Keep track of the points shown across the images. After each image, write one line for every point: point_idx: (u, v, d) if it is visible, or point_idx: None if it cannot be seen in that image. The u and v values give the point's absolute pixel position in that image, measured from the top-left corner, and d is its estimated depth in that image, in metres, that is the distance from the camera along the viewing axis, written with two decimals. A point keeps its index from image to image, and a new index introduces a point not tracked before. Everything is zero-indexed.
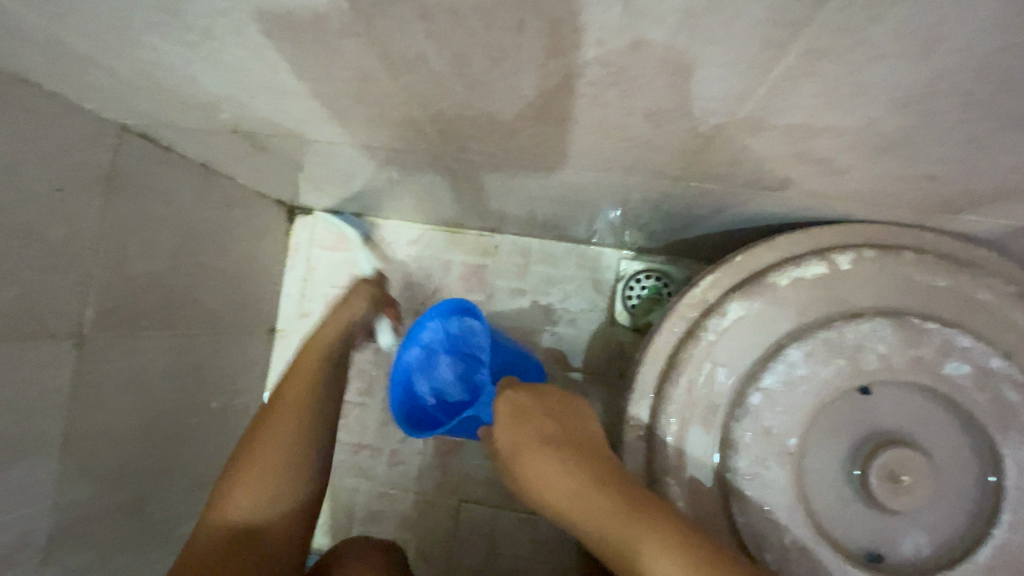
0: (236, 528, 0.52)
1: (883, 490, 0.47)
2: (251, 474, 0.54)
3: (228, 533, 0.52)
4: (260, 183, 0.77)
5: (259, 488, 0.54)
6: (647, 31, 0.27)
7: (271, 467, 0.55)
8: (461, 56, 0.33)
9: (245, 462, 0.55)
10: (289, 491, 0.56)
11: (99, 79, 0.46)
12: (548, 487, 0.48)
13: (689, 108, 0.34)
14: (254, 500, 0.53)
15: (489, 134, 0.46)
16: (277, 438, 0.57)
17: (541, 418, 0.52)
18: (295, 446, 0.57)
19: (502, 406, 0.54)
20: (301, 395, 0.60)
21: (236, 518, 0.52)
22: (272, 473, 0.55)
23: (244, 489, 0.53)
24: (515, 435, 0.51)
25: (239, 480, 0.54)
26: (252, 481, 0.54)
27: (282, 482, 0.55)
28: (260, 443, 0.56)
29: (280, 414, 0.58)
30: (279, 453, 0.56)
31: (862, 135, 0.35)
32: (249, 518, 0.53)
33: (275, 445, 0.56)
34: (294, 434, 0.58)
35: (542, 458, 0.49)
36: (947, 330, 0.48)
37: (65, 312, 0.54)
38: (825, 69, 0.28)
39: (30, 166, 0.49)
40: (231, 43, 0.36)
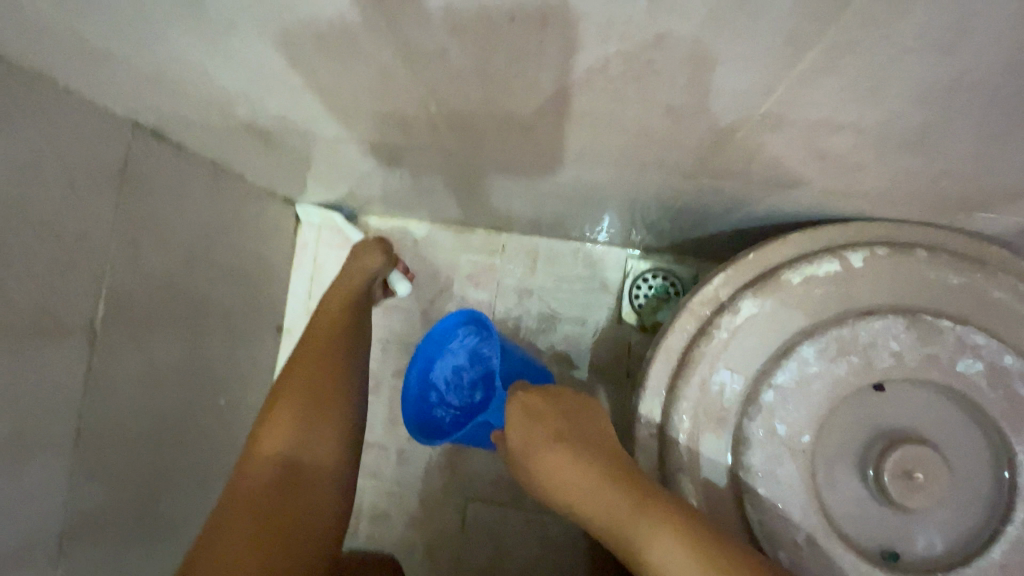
0: (280, 461, 0.54)
1: (897, 488, 0.47)
2: (287, 412, 0.57)
3: (270, 467, 0.54)
4: (269, 181, 0.78)
5: (295, 423, 0.56)
6: (674, 26, 0.27)
7: (306, 405, 0.58)
8: (483, 51, 0.33)
9: (279, 404, 0.58)
10: (326, 430, 0.58)
11: (116, 75, 0.46)
12: (560, 486, 0.48)
13: (709, 104, 0.34)
14: (293, 434, 0.56)
15: (504, 130, 0.46)
16: (305, 381, 0.59)
17: (553, 418, 0.52)
18: (325, 387, 0.60)
19: (515, 406, 0.53)
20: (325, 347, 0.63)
21: (277, 452, 0.55)
22: (306, 412, 0.57)
23: (279, 427, 0.56)
24: (528, 436, 0.52)
25: (275, 418, 0.56)
26: (288, 419, 0.56)
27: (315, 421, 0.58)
28: (291, 387, 0.59)
29: (307, 362, 0.61)
30: (312, 395, 0.59)
31: (881, 132, 0.35)
32: (291, 450, 0.55)
33: (305, 386, 0.59)
34: (323, 377, 0.60)
35: (556, 459, 0.49)
36: (961, 327, 0.48)
37: (78, 308, 0.54)
38: (848, 65, 0.29)
39: (44, 162, 0.49)
40: (252, 38, 0.36)
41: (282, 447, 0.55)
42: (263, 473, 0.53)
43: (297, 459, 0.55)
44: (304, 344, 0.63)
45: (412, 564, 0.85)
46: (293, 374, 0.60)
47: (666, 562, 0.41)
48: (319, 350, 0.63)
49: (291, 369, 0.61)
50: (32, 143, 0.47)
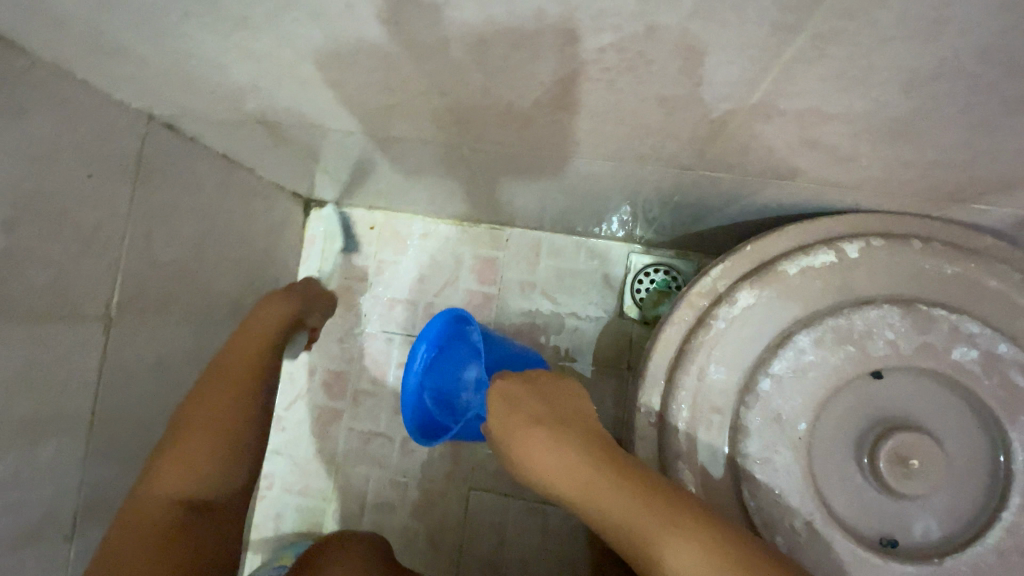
0: (177, 500, 0.50)
1: (892, 474, 0.49)
2: (193, 443, 0.53)
3: (167, 505, 0.50)
4: (278, 175, 0.79)
5: (200, 456, 0.53)
6: (663, 16, 0.28)
7: (213, 437, 0.54)
8: (481, 42, 0.34)
9: (183, 436, 0.53)
10: (229, 463, 0.55)
11: (132, 69, 0.48)
12: (543, 465, 0.49)
13: (701, 94, 0.35)
14: (196, 470, 0.52)
15: (504, 122, 0.47)
16: (213, 414, 0.55)
17: (532, 401, 0.54)
18: (233, 418, 0.56)
19: (495, 392, 0.54)
20: (241, 375, 0.59)
21: (176, 488, 0.51)
22: (210, 446, 0.54)
23: (179, 460, 0.52)
24: (507, 422, 0.53)
25: (177, 451, 0.52)
26: (192, 452, 0.53)
27: (221, 454, 0.54)
28: (199, 416, 0.55)
29: (215, 391, 0.57)
30: (218, 427, 0.55)
31: (870, 122, 0.36)
32: (190, 487, 0.51)
33: (211, 419, 0.55)
34: (231, 409, 0.56)
35: (535, 443, 0.50)
36: (956, 316, 0.49)
37: (94, 295, 0.56)
38: (832, 54, 0.30)
39: (63, 153, 0.51)
40: (261, 32, 0.38)
41: (180, 486, 0.51)
42: (158, 510, 0.49)
43: (195, 497, 0.52)
44: (215, 371, 0.59)
45: (416, 552, 0.87)
46: (203, 401, 0.56)
47: (647, 528, 0.43)
48: (228, 378, 0.59)
49: (197, 398, 0.56)
50: (50, 135, 0.49)
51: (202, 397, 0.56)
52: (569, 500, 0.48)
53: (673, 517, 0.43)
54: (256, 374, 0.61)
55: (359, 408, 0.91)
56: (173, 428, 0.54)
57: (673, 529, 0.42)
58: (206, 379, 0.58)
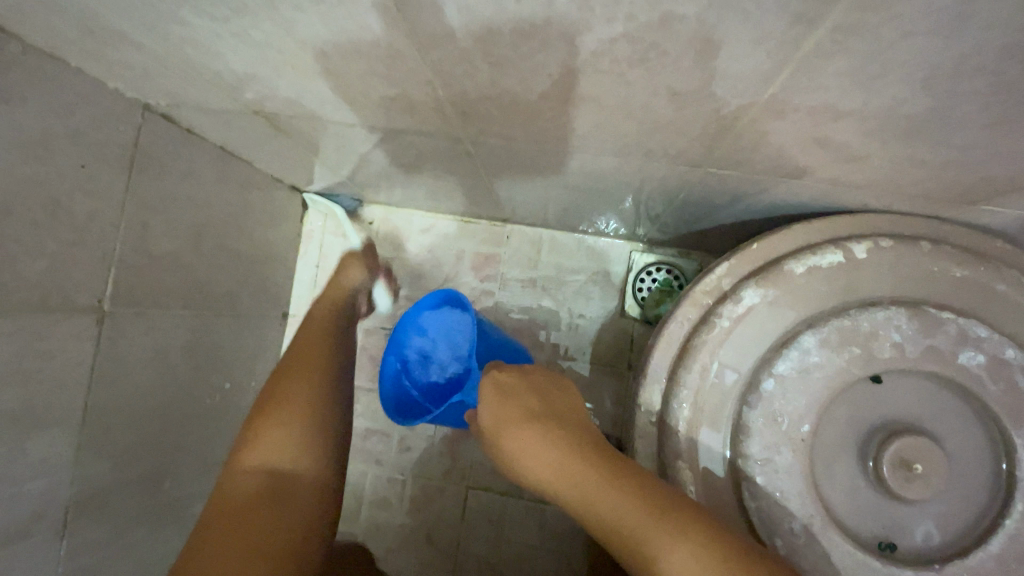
0: (268, 470, 0.57)
1: (895, 479, 0.48)
2: (277, 422, 0.61)
3: (259, 475, 0.57)
4: (276, 167, 0.78)
5: (287, 431, 0.60)
6: (677, 6, 0.27)
7: (294, 417, 0.62)
8: (489, 31, 0.33)
9: (267, 419, 0.61)
10: (312, 440, 0.62)
11: (126, 55, 0.46)
12: (535, 451, 0.50)
13: (712, 88, 0.34)
14: (284, 445, 0.59)
15: (510, 115, 0.46)
16: (293, 399, 0.64)
17: (527, 393, 0.54)
18: (312, 404, 0.65)
19: (488, 384, 0.55)
20: (308, 372, 0.69)
21: (267, 459, 0.58)
22: (292, 426, 0.61)
23: (266, 444, 0.59)
24: (500, 412, 0.53)
25: (267, 429, 0.60)
26: (279, 429, 0.60)
27: (303, 432, 0.61)
28: (280, 402, 0.63)
29: (292, 383, 0.66)
30: (297, 410, 0.63)
31: (884, 119, 0.35)
32: (279, 459, 0.58)
33: (292, 403, 0.63)
34: (308, 397, 0.65)
35: (527, 434, 0.50)
36: (963, 319, 0.48)
37: (87, 287, 0.55)
38: (850, 48, 0.29)
39: (56, 142, 0.50)
40: (261, 18, 0.36)
41: (272, 457, 0.58)
42: (251, 480, 0.56)
43: (286, 466, 0.58)
44: (290, 368, 0.69)
45: (413, 549, 0.86)
46: (280, 392, 0.64)
47: (638, 519, 0.43)
48: (301, 374, 0.68)
49: (275, 391, 0.65)
50: (42, 122, 0.48)
51: (279, 390, 0.65)
52: (558, 488, 0.48)
53: (664, 509, 0.43)
54: (322, 372, 0.70)
55: (356, 404, 0.90)
56: (256, 415, 0.62)
57: (668, 524, 0.42)
58: (282, 376, 0.67)
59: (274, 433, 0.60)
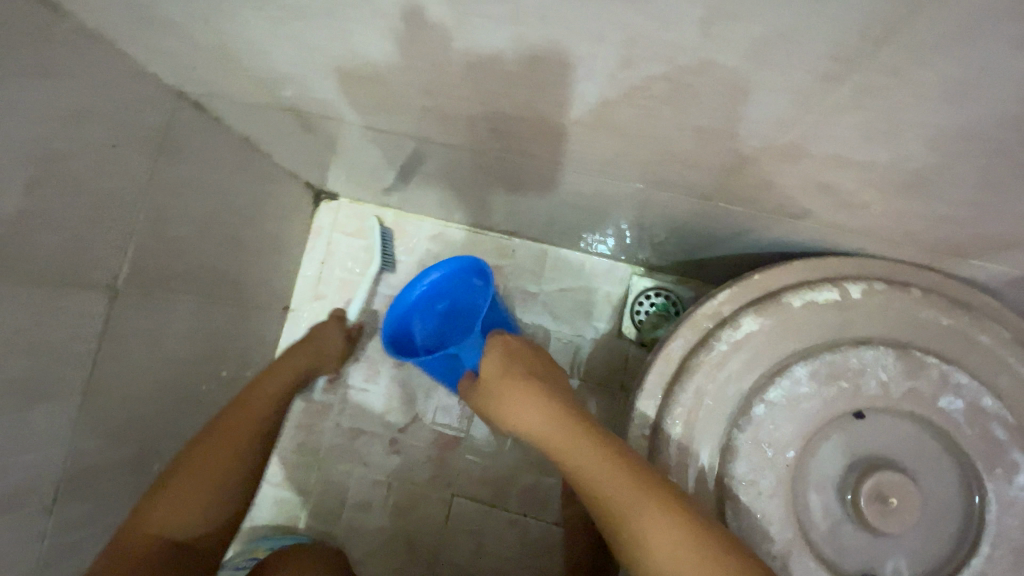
0: (157, 536, 0.52)
1: (872, 512, 0.50)
2: (188, 482, 0.56)
3: (151, 539, 0.52)
4: (294, 162, 0.80)
5: (195, 494, 0.55)
6: (718, 53, 0.30)
7: (208, 477, 0.57)
8: (535, 57, 0.35)
9: (187, 471, 0.56)
10: (211, 509, 0.56)
11: (174, 43, 0.48)
12: (522, 403, 0.58)
13: (736, 129, 0.37)
14: (187, 509, 0.55)
15: (539, 135, 0.48)
16: (219, 454, 0.59)
17: (527, 357, 0.64)
18: (229, 466, 0.59)
19: (496, 345, 0.65)
20: (248, 423, 0.63)
21: (159, 525, 0.53)
22: (202, 483, 0.56)
23: (171, 500, 0.54)
24: (501, 363, 0.63)
25: (179, 483, 0.56)
26: (186, 490, 0.55)
27: (214, 499, 0.57)
28: (203, 456, 0.58)
29: (224, 437, 0.60)
30: (215, 470, 0.58)
31: (890, 172, 0.38)
32: (172, 525, 0.54)
33: (216, 460, 0.58)
34: (231, 458, 0.59)
35: (517, 379, 0.60)
36: (946, 365, 0.51)
37: (103, 264, 0.56)
38: (868, 106, 0.31)
39: (92, 120, 0.51)
40: (319, 23, 0.38)
41: (168, 522, 0.53)
42: (140, 542, 0.52)
43: (181, 536, 0.54)
44: (229, 416, 0.63)
45: (392, 554, 0.86)
46: (209, 443, 0.59)
47: (596, 463, 0.49)
48: (238, 426, 0.62)
49: (208, 438, 0.60)
50: (81, 100, 0.49)
51: (212, 438, 0.60)
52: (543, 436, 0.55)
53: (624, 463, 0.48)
54: (261, 425, 0.64)
55: (348, 403, 0.90)
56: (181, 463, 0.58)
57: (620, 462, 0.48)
58: (221, 421, 0.62)
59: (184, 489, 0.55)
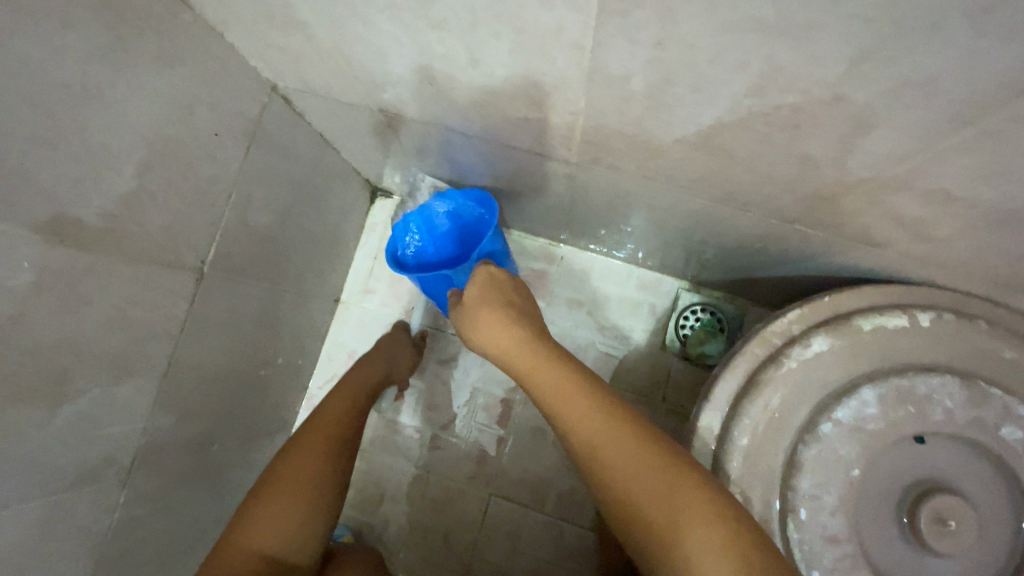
0: (256, 553, 0.53)
1: (928, 532, 0.52)
2: (278, 498, 0.57)
3: (250, 555, 0.53)
4: (362, 159, 0.82)
5: (286, 510, 0.56)
6: (854, 89, 0.32)
7: (295, 494, 0.58)
8: (663, 81, 0.37)
9: (271, 489, 0.58)
10: (303, 525, 0.57)
11: (289, 41, 0.50)
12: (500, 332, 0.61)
13: (846, 159, 0.39)
14: (281, 525, 0.55)
15: (635, 151, 0.50)
16: (299, 472, 0.60)
17: (510, 293, 0.66)
18: (311, 484, 0.60)
19: (480, 274, 0.67)
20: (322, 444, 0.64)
21: (258, 541, 0.53)
22: (285, 500, 0.57)
23: (260, 518, 0.55)
24: (483, 297, 0.65)
25: (268, 500, 0.57)
26: (278, 507, 0.56)
27: (305, 515, 0.58)
28: (287, 475, 0.59)
29: (304, 457, 0.62)
30: (301, 488, 0.59)
31: (987, 210, 0.40)
32: (270, 541, 0.54)
33: (300, 478, 0.59)
34: (315, 476, 0.61)
35: (498, 317, 0.62)
36: (1009, 398, 0.53)
37: (194, 248, 0.58)
38: (987, 148, 0.33)
39: (200, 109, 0.53)
40: (452, 34, 0.40)
41: (268, 538, 0.54)
42: (241, 558, 0.52)
43: (279, 552, 0.54)
44: (304, 439, 0.64)
45: (427, 548, 0.87)
46: (290, 463, 0.60)
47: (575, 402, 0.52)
48: (314, 447, 0.63)
49: (288, 459, 0.61)
50: (194, 89, 0.52)
51: (292, 458, 0.61)
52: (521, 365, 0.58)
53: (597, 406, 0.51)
54: (335, 444, 0.65)
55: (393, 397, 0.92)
56: (264, 481, 0.59)
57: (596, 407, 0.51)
58: (296, 444, 0.63)
59: (269, 507, 0.56)
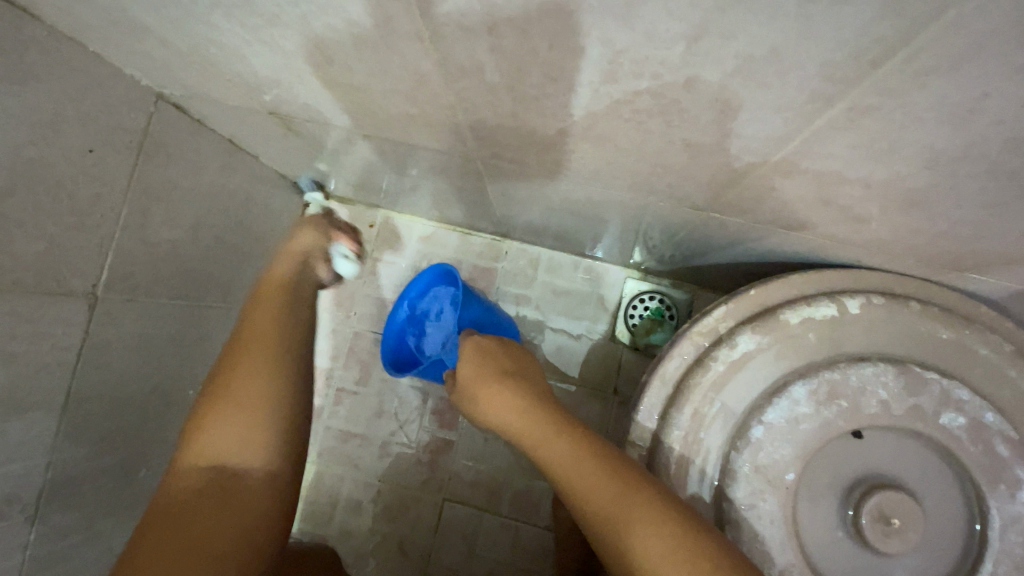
0: (212, 469, 0.47)
1: (874, 532, 0.49)
2: (222, 414, 0.49)
3: (206, 472, 0.47)
4: (282, 163, 0.78)
5: (237, 427, 0.49)
6: (705, 72, 0.28)
7: (245, 410, 0.50)
8: (517, 70, 0.34)
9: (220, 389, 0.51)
10: (264, 438, 0.50)
11: (149, 47, 0.46)
12: (492, 402, 0.59)
13: (727, 144, 0.36)
14: (233, 433, 0.49)
15: (525, 144, 0.46)
16: (247, 376, 0.52)
17: (500, 357, 0.64)
18: (259, 401, 0.51)
19: (467, 346, 0.65)
20: (263, 347, 0.55)
21: (213, 457, 0.48)
22: (240, 407, 0.50)
23: (213, 430, 0.49)
24: (477, 370, 0.62)
25: (220, 416, 0.50)
26: (227, 415, 0.49)
27: (269, 429, 0.50)
28: (224, 393, 0.51)
29: (247, 369, 0.53)
30: (249, 403, 0.50)
31: (887, 190, 0.37)
32: (227, 457, 0.48)
33: (250, 393, 0.51)
34: (274, 390, 0.52)
35: (490, 389, 0.60)
36: (948, 381, 0.50)
37: (82, 272, 0.54)
38: (862, 126, 0.30)
39: (66, 126, 0.49)
40: (294, 30, 0.37)
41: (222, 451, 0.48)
42: (200, 478, 0.47)
43: (239, 456, 0.48)
44: (240, 353, 0.54)
45: (382, 557, 0.86)
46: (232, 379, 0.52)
47: (560, 460, 0.51)
48: (247, 366, 0.53)
49: (228, 375, 0.52)
50: (57, 106, 0.48)
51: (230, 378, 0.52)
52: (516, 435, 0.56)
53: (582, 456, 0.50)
54: (276, 354, 0.55)
55: (340, 406, 0.89)
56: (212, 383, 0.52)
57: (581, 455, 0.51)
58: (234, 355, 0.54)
59: (213, 431, 0.49)
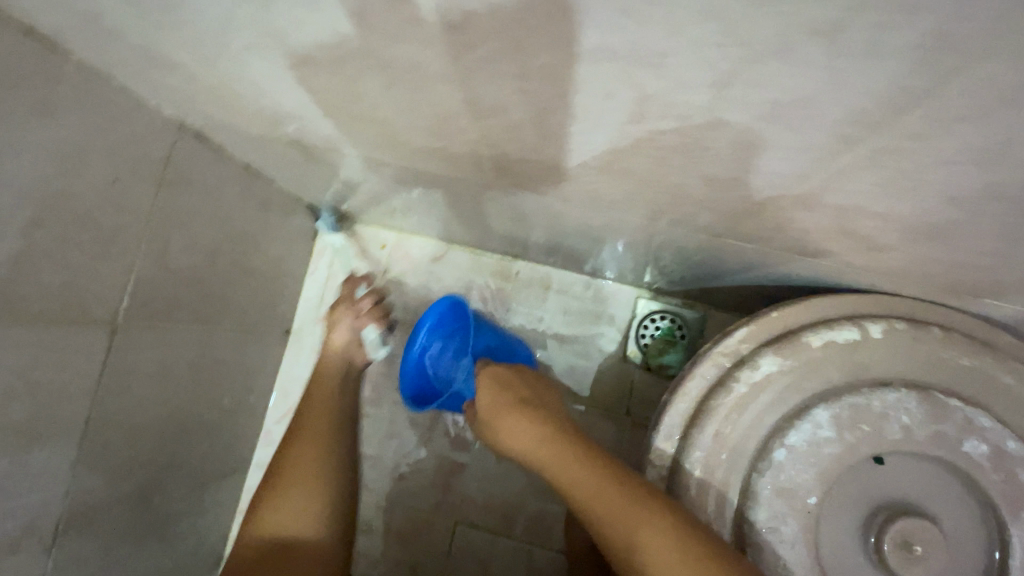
0: (268, 540, 0.58)
1: (896, 559, 0.49)
2: (280, 492, 0.61)
3: (261, 542, 0.58)
4: (298, 188, 0.79)
5: (283, 507, 0.60)
6: (733, 114, 0.29)
7: (294, 488, 0.61)
8: (544, 111, 0.34)
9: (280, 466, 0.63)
10: (308, 512, 0.61)
11: (176, 82, 0.47)
12: (508, 423, 0.60)
13: (750, 179, 0.36)
14: (281, 510, 0.60)
15: (544, 175, 0.47)
16: (301, 451, 0.64)
17: (517, 382, 0.65)
18: (310, 473, 0.63)
19: (484, 376, 0.66)
20: (319, 413, 0.68)
21: (267, 529, 0.59)
22: (294, 482, 0.61)
23: (275, 505, 0.60)
24: (493, 397, 0.63)
25: (276, 495, 0.61)
26: (281, 492, 0.61)
27: (314, 502, 0.61)
28: (282, 470, 0.62)
29: (302, 442, 0.65)
30: (302, 477, 0.62)
31: (910, 224, 0.37)
32: (279, 529, 0.59)
33: (300, 468, 0.62)
34: (317, 464, 0.64)
35: (506, 413, 0.60)
36: (970, 408, 0.51)
37: (105, 300, 0.55)
38: (888, 165, 0.31)
39: (93, 157, 0.50)
40: (325, 70, 0.38)
41: (275, 524, 0.59)
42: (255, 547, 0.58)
43: (289, 530, 0.59)
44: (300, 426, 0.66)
45: None
46: (288, 456, 0.63)
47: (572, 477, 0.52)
48: (304, 438, 0.65)
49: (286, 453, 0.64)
50: (86, 139, 0.48)
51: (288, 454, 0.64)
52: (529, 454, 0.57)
53: (598, 472, 0.51)
54: (331, 417, 0.68)
55: None
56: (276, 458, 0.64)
57: (595, 472, 0.51)
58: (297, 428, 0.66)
59: (270, 507, 0.60)
